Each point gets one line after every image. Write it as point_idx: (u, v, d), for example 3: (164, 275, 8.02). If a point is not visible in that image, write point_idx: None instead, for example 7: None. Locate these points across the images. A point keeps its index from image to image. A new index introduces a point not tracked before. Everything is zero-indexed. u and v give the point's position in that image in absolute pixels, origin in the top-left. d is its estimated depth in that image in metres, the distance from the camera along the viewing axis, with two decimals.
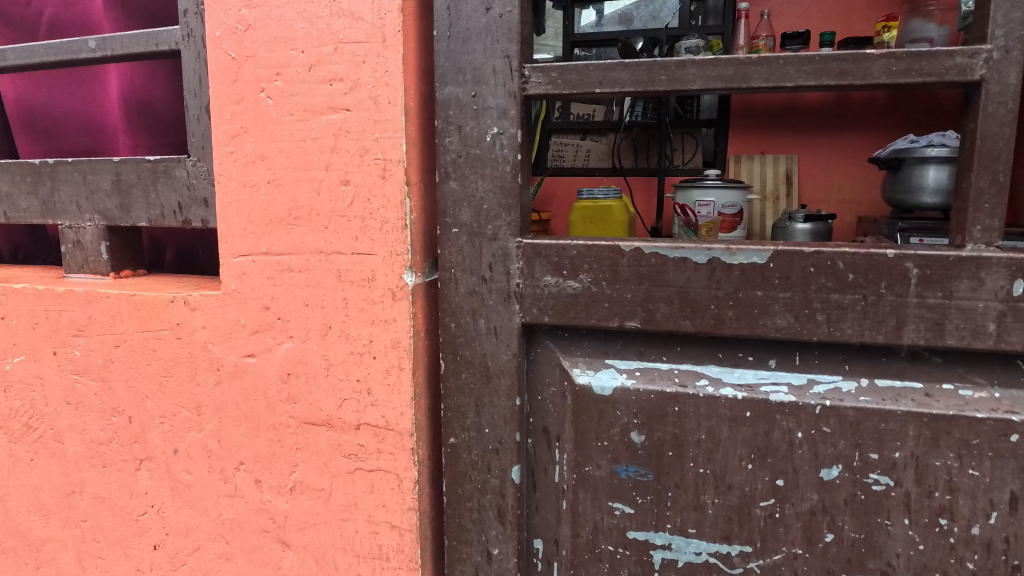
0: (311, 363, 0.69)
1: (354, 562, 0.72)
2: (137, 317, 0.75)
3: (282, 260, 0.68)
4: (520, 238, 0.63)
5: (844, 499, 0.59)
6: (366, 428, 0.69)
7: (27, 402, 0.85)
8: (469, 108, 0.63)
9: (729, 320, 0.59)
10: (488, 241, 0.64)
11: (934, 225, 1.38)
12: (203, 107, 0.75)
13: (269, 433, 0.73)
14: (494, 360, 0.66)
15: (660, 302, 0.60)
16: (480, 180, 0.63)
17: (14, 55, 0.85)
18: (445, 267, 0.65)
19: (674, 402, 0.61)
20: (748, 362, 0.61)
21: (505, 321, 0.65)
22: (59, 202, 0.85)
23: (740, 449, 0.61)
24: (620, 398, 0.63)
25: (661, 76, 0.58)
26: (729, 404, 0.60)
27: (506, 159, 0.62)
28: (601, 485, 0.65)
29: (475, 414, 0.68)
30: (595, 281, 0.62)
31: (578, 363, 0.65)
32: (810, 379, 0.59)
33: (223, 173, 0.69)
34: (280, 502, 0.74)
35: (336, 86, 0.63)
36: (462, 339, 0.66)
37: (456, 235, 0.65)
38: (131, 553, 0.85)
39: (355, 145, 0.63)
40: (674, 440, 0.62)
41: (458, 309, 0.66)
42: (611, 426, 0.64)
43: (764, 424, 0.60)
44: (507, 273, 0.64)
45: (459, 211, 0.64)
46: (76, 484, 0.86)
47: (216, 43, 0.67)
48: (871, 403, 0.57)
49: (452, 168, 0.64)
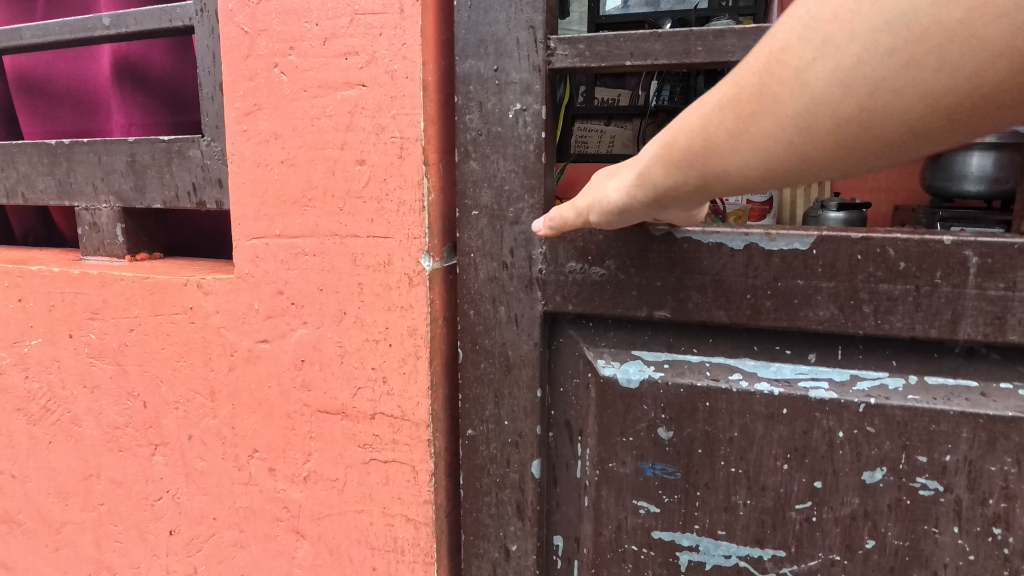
0: (326, 350, 0.67)
1: (368, 554, 0.71)
2: (151, 300, 0.74)
3: (296, 243, 0.65)
4: (543, 221, 0.60)
5: (889, 504, 0.55)
6: (381, 418, 0.66)
7: (44, 384, 0.85)
8: (491, 83, 0.59)
9: (766, 312, 0.55)
10: (510, 224, 0.61)
11: (977, 217, 1.17)
12: (217, 85, 0.72)
13: (283, 420, 0.71)
14: (514, 350, 0.63)
15: (692, 290, 0.56)
16: (501, 160, 0.60)
17: (31, 34, 0.84)
18: (465, 251, 0.63)
19: (706, 397, 0.58)
20: (786, 356, 0.57)
21: (527, 309, 0.62)
22: (75, 183, 0.84)
23: (775, 448, 0.57)
24: (647, 392, 0.60)
25: (698, 47, 0.54)
26: (765, 400, 0.56)
27: (528, 137, 0.59)
28: (625, 482, 0.62)
29: (495, 406, 0.65)
30: (622, 268, 0.58)
31: (603, 355, 0.62)
32: (854, 374, 0.55)
33: (236, 153, 0.66)
34: (294, 491, 0.73)
35: (352, 60, 0.60)
36: (482, 328, 0.64)
37: (476, 218, 0.62)
38: (147, 538, 0.85)
39: (371, 123, 0.60)
40: (705, 437, 0.59)
41: (477, 295, 0.63)
42: (638, 421, 0.61)
43: (803, 422, 0.56)
44: (529, 259, 0.61)
45: (479, 193, 0.61)
46: (94, 468, 0.85)
47: (229, 16, 0.64)
48: (921, 402, 0.53)
49: (471, 146, 0.61)
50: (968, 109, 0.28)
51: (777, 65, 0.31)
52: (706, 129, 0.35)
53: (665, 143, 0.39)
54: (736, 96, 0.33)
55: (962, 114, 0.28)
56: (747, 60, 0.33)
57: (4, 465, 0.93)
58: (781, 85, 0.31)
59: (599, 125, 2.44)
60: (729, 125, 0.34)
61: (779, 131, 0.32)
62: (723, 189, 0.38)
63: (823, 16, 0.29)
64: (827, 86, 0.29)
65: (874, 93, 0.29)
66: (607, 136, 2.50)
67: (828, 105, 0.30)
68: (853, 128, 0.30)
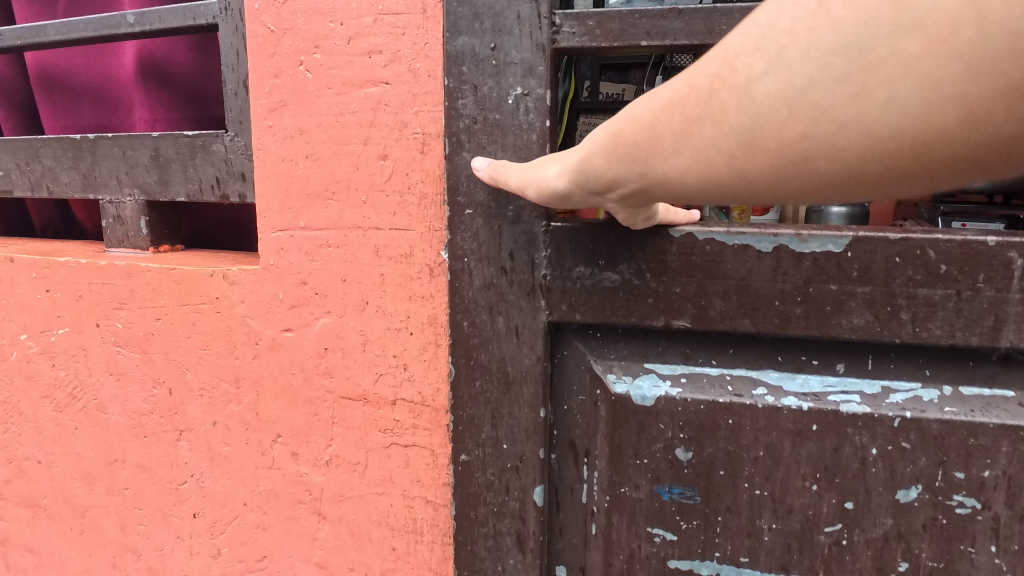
0: (348, 338, 0.69)
1: (388, 534, 0.74)
2: (177, 290, 0.76)
3: (320, 235, 0.68)
4: (548, 222, 0.60)
5: (923, 524, 0.57)
6: (402, 404, 0.69)
7: (71, 371, 0.87)
8: (487, 64, 0.59)
9: (795, 320, 0.57)
10: (510, 224, 0.61)
11: (979, 212, 1.18)
12: (241, 82, 0.74)
13: (306, 406, 0.73)
14: (515, 365, 0.65)
15: (714, 297, 0.58)
16: (500, 150, 0.60)
17: (55, 31, 0.86)
18: (462, 259, 0.63)
19: (728, 413, 0.59)
20: (812, 367, 0.59)
21: (529, 320, 0.63)
22: (99, 176, 0.87)
23: (803, 467, 0.59)
24: (663, 409, 0.61)
25: (722, 26, 0.54)
26: (793, 416, 0.58)
27: (529, 124, 0.59)
28: (639, 508, 0.64)
29: (491, 427, 0.66)
30: (636, 274, 0.60)
31: (613, 369, 0.63)
32: (885, 387, 0.57)
33: (262, 147, 0.68)
34: (316, 475, 0.76)
35: (375, 58, 0.62)
36: (476, 341, 0.65)
37: (470, 216, 0.62)
38: (171, 521, 0.88)
39: (393, 119, 0.63)
40: (726, 457, 0.60)
41: (473, 304, 0.64)
42: (653, 442, 0.62)
43: (833, 439, 0.57)
44: (531, 264, 0.62)
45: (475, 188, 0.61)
46: (118, 453, 0.88)
47: (255, 15, 0.66)
48: (959, 415, 0.54)
49: (465, 134, 0.60)
50: (897, 146, 0.32)
51: (729, 73, 0.34)
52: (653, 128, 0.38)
53: (612, 134, 0.41)
54: (688, 96, 0.36)
55: (884, 146, 0.32)
56: (703, 63, 0.36)
57: (30, 451, 0.96)
58: (729, 93, 0.34)
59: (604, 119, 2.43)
60: (676, 126, 0.37)
61: (722, 139, 0.35)
62: (648, 186, 0.42)
63: (773, 34, 0.32)
64: (775, 100, 0.33)
65: (822, 117, 0.32)
66: None
67: (774, 120, 0.33)
68: (790, 150, 0.34)
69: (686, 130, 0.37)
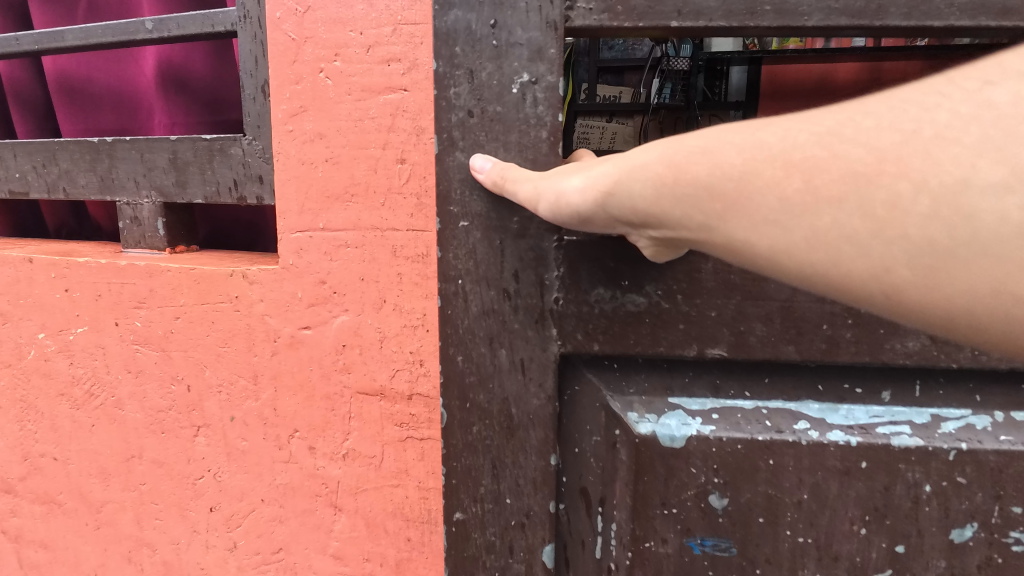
0: (366, 335, 0.72)
1: (403, 525, 0.77)
2: (197, 289, 0.78)
3: (339, 236, 0.70)
4: (559, 234, 0.47)
5: (977, 565, 0.45)
6: (418, 398, 0.72)
7: (89, 369, 0.89)
8: (486, 43, 0.46)
9: (846, 344, 0.46)
10: (513, 238, 0.47)
11: None
12: (258, 87, 0.76)
13: (324, 401, 0.76)
14: (519, 407, 0.51)
15: (755, 321, 0.47)
16: (501, 150, 0.47)
17: (73, 36, 0.88)
18: (455, 279, 0.49)
19: (769, 453, 0.46)
20: (856, 395, 0.47)
21: (537, 352, 0.49)
22: (116, 179, 0.89)
23: (852, 510, 0.46)
24: (695, 450, 0.47)
25: (766, 6, 0.42)
26: (841, 453, 0.45)
27: (541, 120, 0.46)
28: (666, 566, 0.49)
29: (492, 479, 0.52)
30: (667, 294, 0.47)
31: (634, 406, 0.49)
32: (935, 415, 0.46)
33: (282, 152, 0.71)
34: (333, 468, 0.78)
35: (394, 66, 0.65)
36: (473, 379, 0.51)
37: (465, 230, 0.48)
38: (187, 514, 0.90)
39: (411, 125, 0.66)
40: (767, 502, 0.47)
41: (468, 336, 0.50)
42: (683, 488, 0.48)
43: (884, 476, 0.45)
44: (541, 285, 0.48)
45: (472, 196, 0.48)
46: (135, 449, 0.90)
47: (276, 23, 0.68)
48: (1019, 445, 0.44)
49: (457, 128, 0.47)
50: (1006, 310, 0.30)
51: (887, 163, 0.31)
52: (750, 181, 0.34)
53: (675, 166, 0.36)
54: (816, 167, 0.33)
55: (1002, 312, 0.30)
56: (842, 137, 0.33)
57: (46, 448, 0.98)
58: (881, 186, 0.31)
59: (602, 120, 2.46)
60: (786, 192, 0.33)
61: (839, 225, 0.32)
62: (683, 231, 0.38)
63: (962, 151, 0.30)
64: (927, 215, 0.30)
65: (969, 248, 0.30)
66: (608, 134, 2.47)
67: (916, 232, 0.31)
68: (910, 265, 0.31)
69: (804, 190, 0.33)
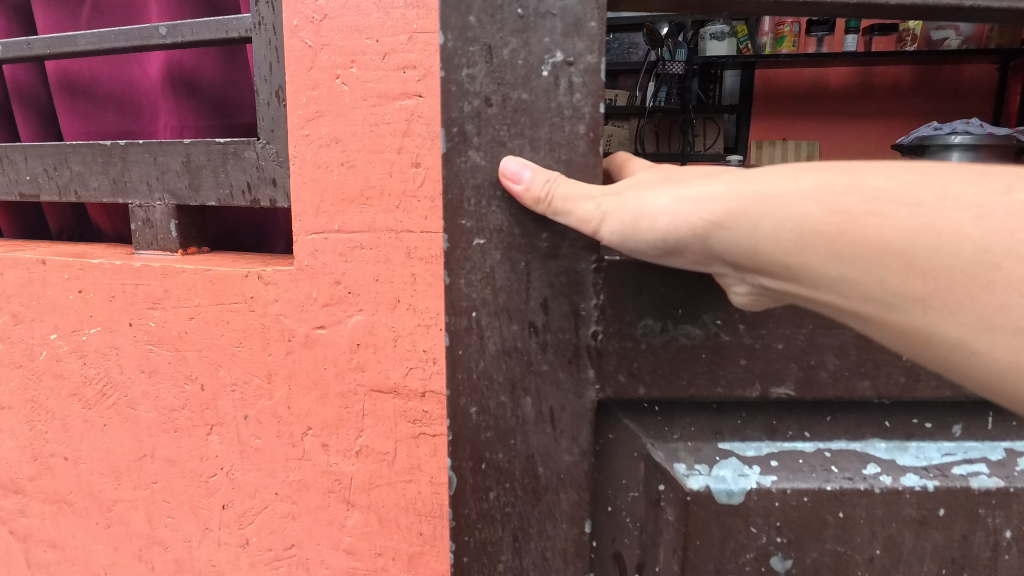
0: (380, 334, 0.74)
1: (416, 519, 0.79)
2: (212, 290, 0.80)
3: (354, 238, 0.72)
4: (599, 255, 0.38)
5: None
6: (430, 395, 0.74)
7: (102, 369, 0.90)
8: (509, 14, 0.36)
9: (925, 378, 0.39)
10: (543, 262, 0.38)
11: None
12: (273, 92, 0.78)
13: (338, 399, 0.78)
14: (550, 464, 0.41)
15: (827, 352, 0.39)
16: (530, 149, 0.37)
17: (86, 41, 0.90)
18: (471, 313, 0.39)
19: (839, 505, 0.38)
20: (926, 431, 0.40)
21: (571, 400, 0.40)
22: (129, 181, 0.90)
23: (926, 565, 0.38)
24: (754, 507, 0.38)
25: None
26: (917, 500, 0.38)
27: (579, 112, 0.36)
28: None
29: (514, 553, 0.43)
30: (727, 323, 0.39)
31: (678, 453, 0.39)
32: (1010, 451, 0.39)
33: (298, 155, 0.72)
34: (346, 465, 0.80)
35: (409, 73, 0.67)
36: (492, 435, 0.41)
37: (480, 252, 0.38)
38: (200, 512, 0.91)
39: (426, 130, 0.68)
40: (836, 563, 0.38)
41: (485, 382, 0.40)
42: (735, 553, 0.39)
43: (962, 524, 0.38)
44: (576, 317, 0.39)
45: (494, 204, 0.38)
46: (148, 448, 0.91)
47: (293, 31, 0.70)
48: None
49: (474, 117, 0.37)
50: None
51: None
52: (926, 251, 0.28)
53: (836, 219, 0.30)
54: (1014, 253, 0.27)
55: None
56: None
57: (56, 447, 0.98)
58: None
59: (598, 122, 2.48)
60: (971, 276, 0.28)
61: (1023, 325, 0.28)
62: (832, 298, 0.31)
63: None
64: None
65: None
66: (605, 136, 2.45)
67: None
68: None
69: None
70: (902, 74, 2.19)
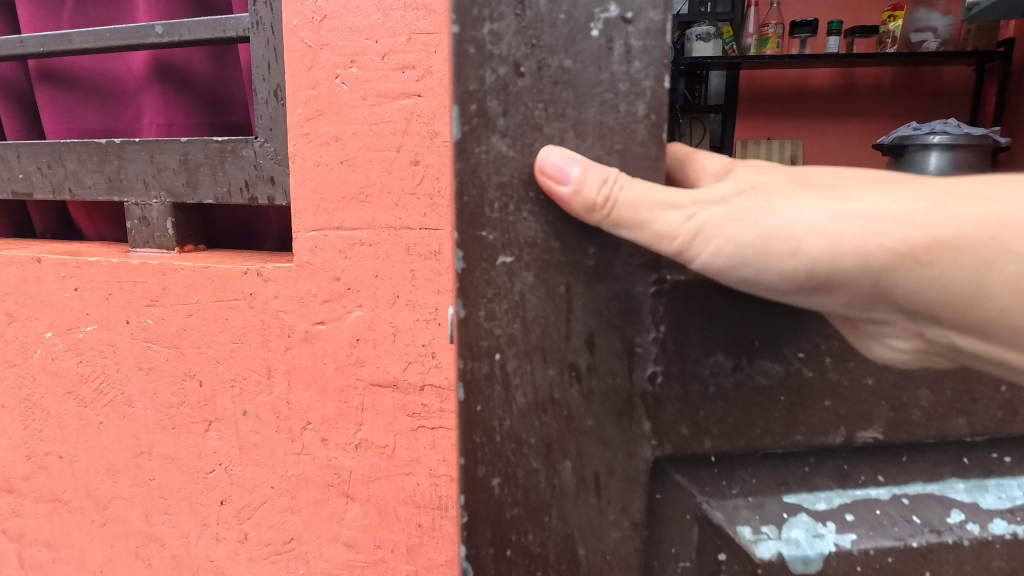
0: (379, 329, 0.75)
1: (415, 511, 0.80)
2: (211, 287, 0.80)
3: (354, 235, 0.74)
4: (657, 278, 0.36)
5: None
6: (429, 389, 0.75)
7: (99, 367, 0.91)
8: None
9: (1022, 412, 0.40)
10: (585, 286, 0.36)
11: None
12: (272, 91, 0.79)
13: (338, 394, 0.79)
14: (590, 538, 0.39)
15: (921, 392, 0.39)
16: (572, 133, 0.34)
17: (81, 39, 0.90)
18: (493, 355, 0.37)
19: (925, 564, 0.38)
20: (1004, 466, 0.42)
21: (622, 454, 0.38)
22: (125, 179, 0.90)
23: None
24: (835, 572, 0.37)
25: None
26: (1007, 552, 0.38)
27: (639, 88, 0.34)
28: None
29: None
30: (809, 362, 0.38)
31: (757, 513, 0.39)
32: None
33: (298, 153, 0.74)
34: (346, 458, 0.81)
35: (408, 73, 0.69)
36: (525, 505, 0.39)
37: (503, 273, 0.36)
38: (198, 508, 0.92)
39: (425, 129, 0.70)
40: None
41: (513, 443, 0.38)
42: None
43: None
44: (631, 356, 0.37)
45: (520, 206, 0.35)
46: (145, 445, 0.92)
47: (293, 31, 0.71)
48: None
49: (501, 93, 0.34)
50: None
51: None
52: None
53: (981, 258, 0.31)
54: None
55: None
56: None
57: (51, 446, 0.98)
58: None
59: None
60: None
61: None
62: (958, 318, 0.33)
63: None
64: None
65: None
66: None
67: None
68: None
69: None
70: (881, 75, 2.24)
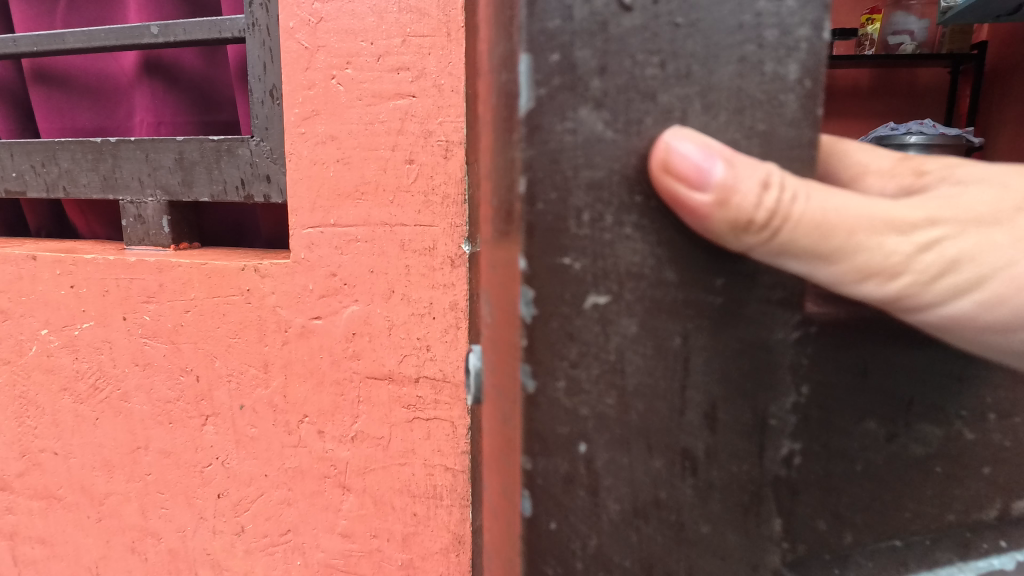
0: (375, 323, 0.77)
1: (410, 501, 0.82)
2: (208, 284, 0.82)
3: (350, 231, 0.76)
4: (789, 335, 0.30)
5: None
6: (424, 381, 0.78)
7: (95, 364, 0.92)
8: None
9: None
10: (700, 350, 0.29)
11: None
12: (268, 91, 0.80)
13: (334, 387, 0.81)
14: None
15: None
16: (689, 101, 0.27)
17: (75, 39, 0.91)
18: (577, 447, 0.28)
19: None
20: None
21: (741, 553, 0.31)
22: (120, 178, 0.91)
23: None
24: None
25: None
26: None
27: (790, 45, 0.27)
28: None
29: None
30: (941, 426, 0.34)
31: None
32: None
33: (295, 152, 0.76)
34: (342, 450, 0.83)
35: (403, 74, 0.71)
36: None
37: (590, 330, 0.27)
38: (195, 502, 0.93)
39: (419, 128, 0.72)
40: None
41: (608, 559, 0.29)
42: None
43: None
44: (754, 435, 0.30)
45: (621, 218, 0.27)
46: (142, 440, 0.93)
47: (290, 33, 0.73)
48: None
49: (597, 39, 0.25)
50: None
51: None
52: None
53: None
54: None
55: None
56: None
57: (46, 443, 0.99)
58: None
59: None
60: None
61: None
62: None
63: None
64: None
65: None
66: None
67: None
68: None
69: None
70: (861, 76, 2.29)
